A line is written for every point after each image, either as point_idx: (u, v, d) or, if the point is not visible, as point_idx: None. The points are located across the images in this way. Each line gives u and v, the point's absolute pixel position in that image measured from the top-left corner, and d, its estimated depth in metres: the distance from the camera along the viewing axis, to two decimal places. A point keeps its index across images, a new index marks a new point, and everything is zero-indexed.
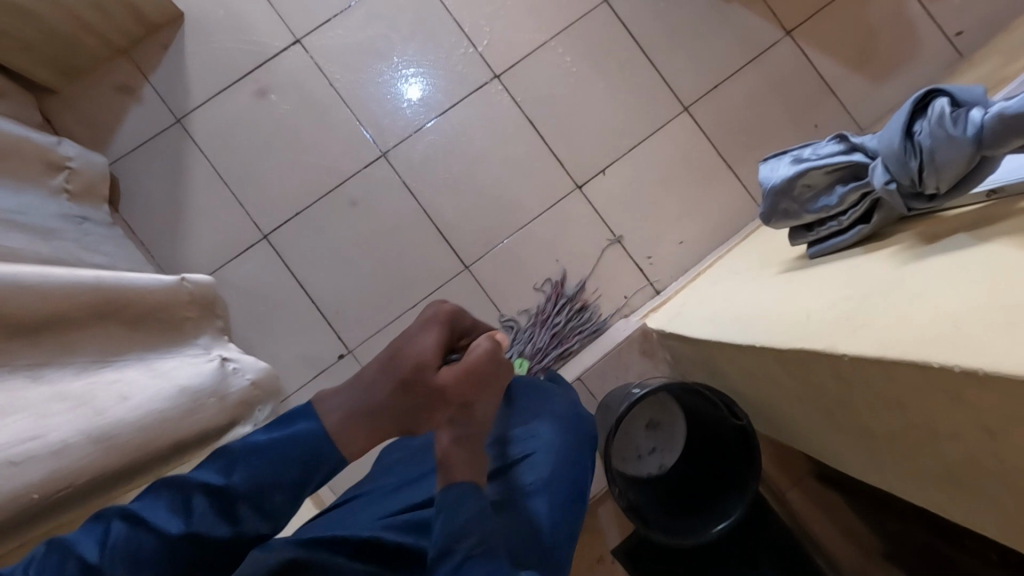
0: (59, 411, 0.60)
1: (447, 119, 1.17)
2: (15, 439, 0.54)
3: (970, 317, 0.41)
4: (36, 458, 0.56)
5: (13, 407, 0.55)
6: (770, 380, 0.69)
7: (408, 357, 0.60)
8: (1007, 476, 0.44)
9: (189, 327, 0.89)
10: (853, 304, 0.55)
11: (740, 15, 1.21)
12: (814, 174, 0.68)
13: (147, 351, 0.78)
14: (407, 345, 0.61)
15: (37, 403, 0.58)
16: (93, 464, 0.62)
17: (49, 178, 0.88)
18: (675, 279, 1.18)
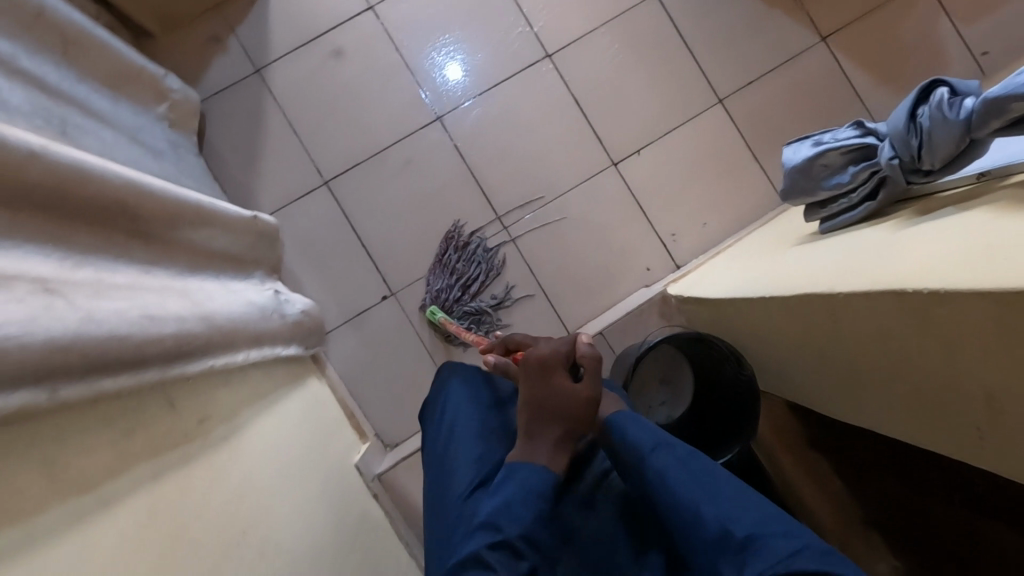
0: (188, 304, 0.66)
1: (500, 91, 1.27)
2: (153, 310, 0.58)
3: (945, 257, 0.50)
4: (170, 328, 0.60)
5: (140, 287, 0.59)
6: (776, 329, 0.79)
7: (558, 407, 0.70)
8: (964, 391, 0.54)
9: (254, 259, 0.99)
10: (856, 258, 0.65)
11: (778, 18, 1.30)
12: (831, 154, 0.78)
13: (227, 271, 0.87)
14: (553, 362, 0.72)
15: (156, 290, 0.62)
16: (210, 347, 0.68)
17: (155, 108, 0.94)
18: (694, 256, 1.28)
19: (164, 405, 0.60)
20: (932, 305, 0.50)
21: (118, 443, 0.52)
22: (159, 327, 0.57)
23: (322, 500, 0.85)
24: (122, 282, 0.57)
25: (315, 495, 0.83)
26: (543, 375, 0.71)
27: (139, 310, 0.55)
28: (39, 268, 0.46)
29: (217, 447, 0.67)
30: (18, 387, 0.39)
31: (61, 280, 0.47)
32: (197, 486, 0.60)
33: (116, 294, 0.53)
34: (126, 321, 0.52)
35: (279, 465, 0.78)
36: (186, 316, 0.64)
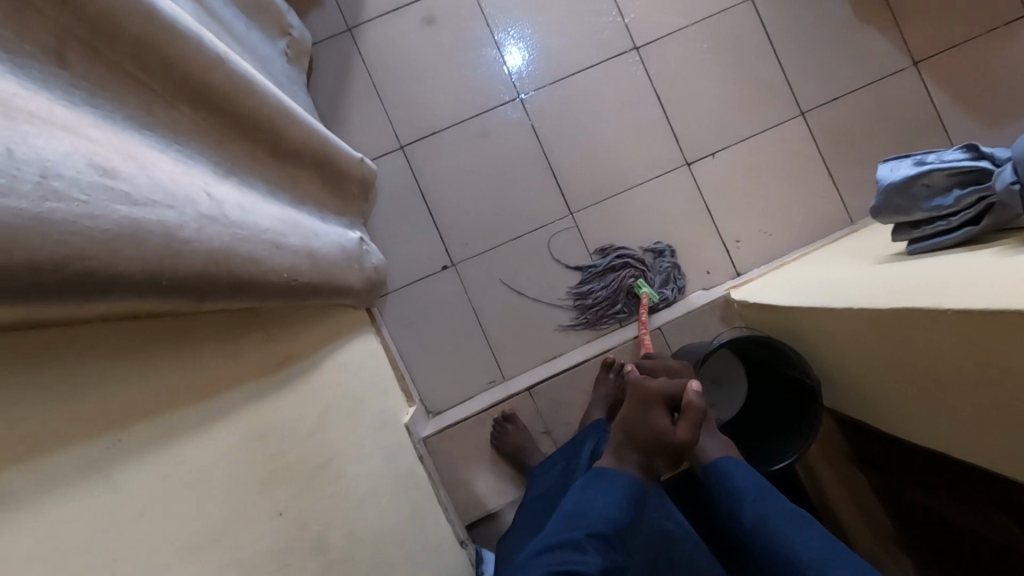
0: (303, 233, 0.67)
1: (583, 78, 1.27)
2: (277, 233, 0.58)
3: None
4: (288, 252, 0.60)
5: (263, 205, 0.59)
6: (854, 342, 0.78)
7: (650, 433, 0.74)
8: None
9: (355, 200, 1.00)
10: (955, 276, 0.64)
11: (872, 37, 1.29)
12: (936, 175, 0.78)
13: (330, 212, 0.88)
14: (658, 396, 0.76)
15: (274, 211, 0.61)
16: (314, 277, 0.68)
17: (276, 41, 0.96)
18: (756, 265, 1.27)
19: (262, 329, 0.63)
20: None
21: (229, 356, 0.54)
22: (285, 248, 0.59)
23: (381, 451, 0.87)
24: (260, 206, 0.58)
25: (376, 445, 0.85)
26: (646, 406, 0.76)
27: (271, 230, 0.56)
28: (195, 176, 0.48)
29: (302, 381, 0.69)
30: (178, 293, 0.40)
31: (212, 190, 0.49)
32: (289, 412, 0.62)
33: (252, 215, 0.53)
34: (264, 237, 0.53)
35: (348, 410, 0.80)
36: (305, 250, 0.65)
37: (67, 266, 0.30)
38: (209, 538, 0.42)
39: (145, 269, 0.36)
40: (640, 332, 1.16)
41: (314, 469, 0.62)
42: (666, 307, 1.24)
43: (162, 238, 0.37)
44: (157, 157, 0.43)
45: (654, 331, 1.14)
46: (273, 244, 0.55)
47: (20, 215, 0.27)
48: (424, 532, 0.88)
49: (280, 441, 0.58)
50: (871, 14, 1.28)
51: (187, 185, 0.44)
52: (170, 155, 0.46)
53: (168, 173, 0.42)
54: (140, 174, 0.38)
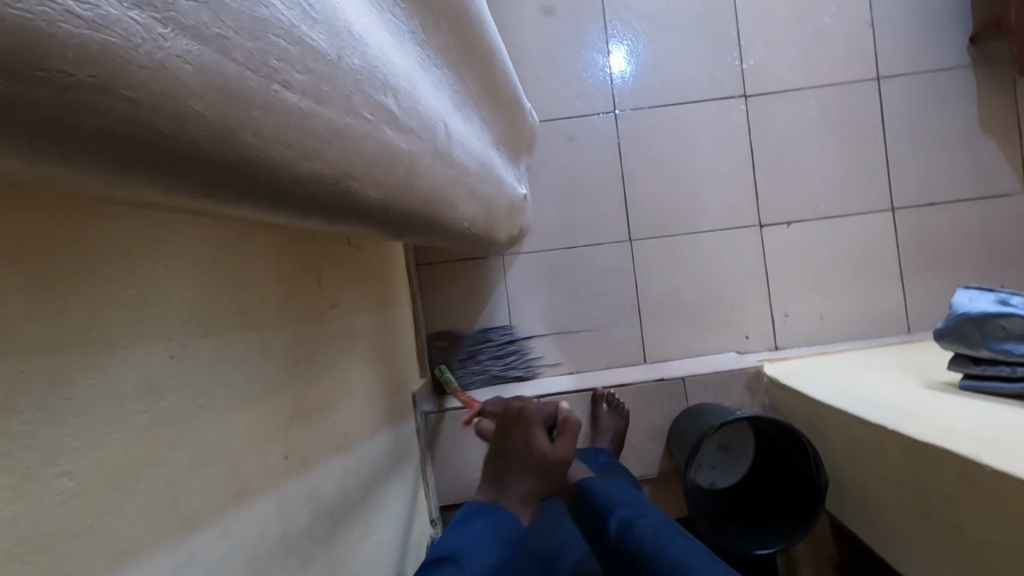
0: (480, 169, 0.64)
1: (683, 109, 1.25)
2: (474, 163, 0.62)
3: None
4: (477, 188, 0.63)
5: (470, 140, 0.62)
6: (878, 459, 0.77)
7: (547, 465, 0.76)
8: None
9: (524, 146, 1.00)
10: (1006, 435, 0.62)
11: (991, 152, 1.22)
12: (1015, 319, 0.74)
13: (502, 152, 0.85)
14: (539, 419, 0.79)
15: (475, 146, 0.64)
16: (487, 213, 0.71)
17: None
18: (797, 344, 1.24)
19: (309, 268, 0.65)
20: None
21: (273, 276, 0.56)
22: (463, 186, 0.57)
23: (385, 412, 0.89)
24: (454, 128, 0.55)
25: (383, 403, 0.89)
26: (523, 430, 0.77)
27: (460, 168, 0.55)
28: (422, 89, 0.46)
29: (332, 326, 0.71)
30: (412, 194, 0.42)
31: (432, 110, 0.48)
32: (312, 371, 0.63)
33: (461, 144, 0.57)
34: (451, 170, 0.52)
35: (365, 363, 0.82)
36: (480, 204, 0.66)
37: (305, 176, 0.28)
38: (213, 443, 0.43)
39: (335, 180, 0.31)
40: (662, 376, 1.11)
41: (315, 409, 0.63)
42: (692, 358, 1.23)
43: (395, 166, 0.38)
44: (403, 64, 0.42)
45: (677, 379, 1.10)
46: (456, 178, 0.54)
47: (266, 109, 0.24)
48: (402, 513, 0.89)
49: (297, 370, 0.59)
50: (997, 127, 1.22)
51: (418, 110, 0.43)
52: (409, 59, 0.46)
53: (407, 89, 0.42)
54: (390, 88, 0.37)
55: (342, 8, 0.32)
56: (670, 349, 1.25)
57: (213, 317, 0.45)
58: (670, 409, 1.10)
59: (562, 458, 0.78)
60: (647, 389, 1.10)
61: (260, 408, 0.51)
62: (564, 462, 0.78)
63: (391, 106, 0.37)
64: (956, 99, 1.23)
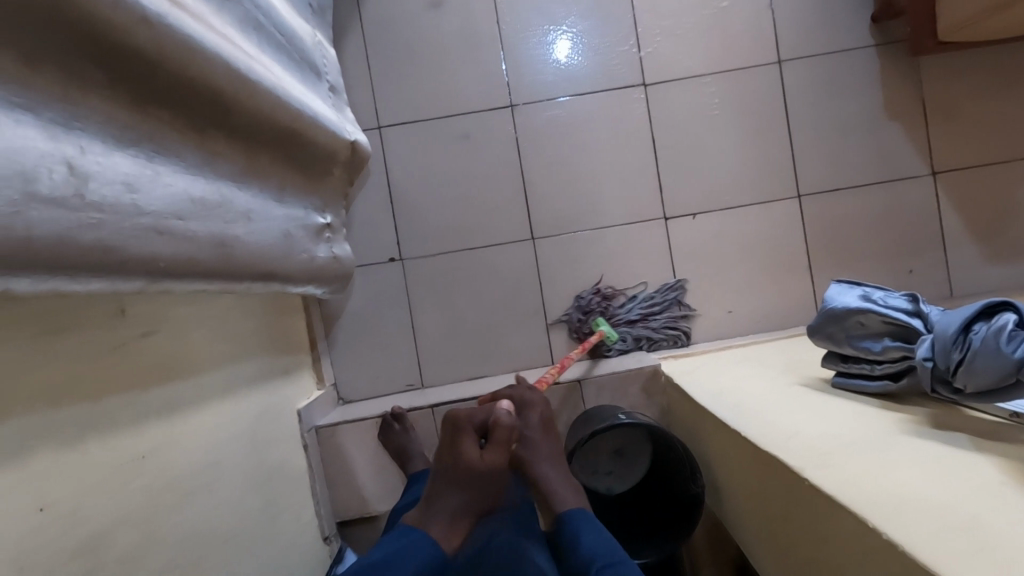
0: (191, 240, 0.50)
1: (581, 101, 1.21)
2: (167, 211, 0.48)
3: (915, 517, 0.45)
4: (178, 236, 0.49)
5: (156, 170, 0.48)
6: (738, 465, 0.74)
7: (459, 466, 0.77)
8: None
9: (332, 173, 0.88)
10: (842, 445, 0.59)
11: (898, 134, 1.19)
12: (872, 316, 0.71)
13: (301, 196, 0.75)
14: (468, 423, 0.80)
15: (171, 182, 0.49)
16: (216, 262, 0.55)
17: None
18: (705, 339, 1.22)
19: (104, 299, 0.60)
20: (885, 550, 0.45)
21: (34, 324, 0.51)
22: (135, 247, 0.44)
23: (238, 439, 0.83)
24: (120, 171, 0.43)
25: (238, 423, 0.84)
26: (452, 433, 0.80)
27: (126, 219, 0.43)
28: (46, 170, 0.36)
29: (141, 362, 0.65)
30: None
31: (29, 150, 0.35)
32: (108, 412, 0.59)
33: (137, 186, 0.45)
34: (98, 237, 0.40)
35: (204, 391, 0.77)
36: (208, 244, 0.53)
37: None
38: None
39: None
40: (559, 379, 1.07)
41: (102, 459, 0.57)
42: (599, 357, 1.20)
43: None
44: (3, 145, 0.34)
45: (572, 382, 1.06)
46: (120, 236, 0.42)
47: None
48: (271, 549, 0.86)
49: (72, 419, 0.54)
50: (901, 109, 1.19)
51: (15, 212, 0.34)
52: (39, 132, 0.37)
53: None
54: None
55: None
56: (577, 349, 1.22)
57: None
58: (567, 413, 1.07)
59: (487, 464, 0.78)
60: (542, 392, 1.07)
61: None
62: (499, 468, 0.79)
63: None
64: (860, 82, 1.19)
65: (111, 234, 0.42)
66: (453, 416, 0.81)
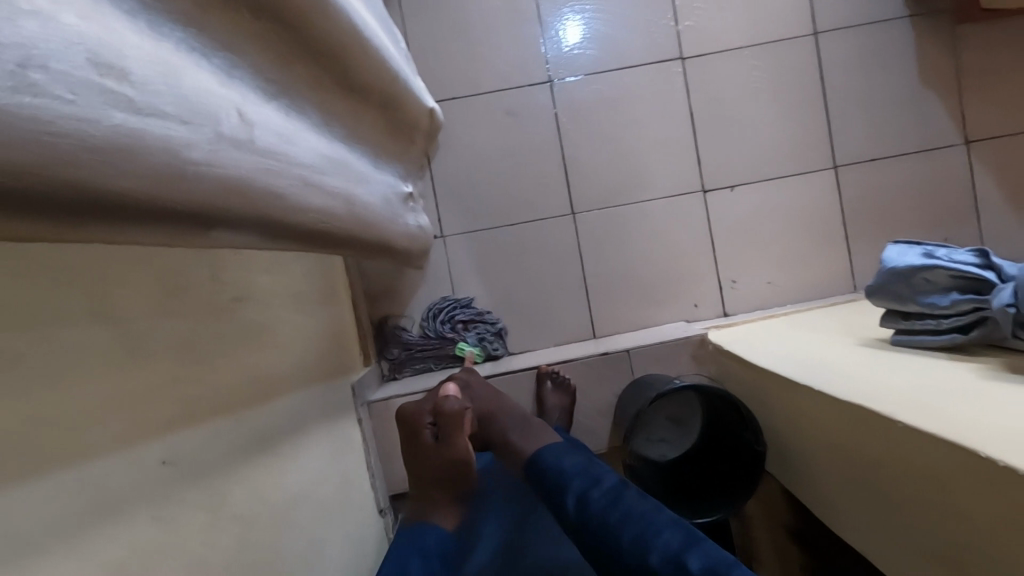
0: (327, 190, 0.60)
1: (620, 75, 1.21)
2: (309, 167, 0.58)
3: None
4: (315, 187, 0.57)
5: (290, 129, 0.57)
6: (812, 420, 0.75)
7: (435, 454, 0.89)
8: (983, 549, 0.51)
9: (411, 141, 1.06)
10: (929, 391, 0.61)
11: (933, 104, 1.21)
12: (940, 272, 0.72)
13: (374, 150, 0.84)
14: (420, 415, 0.92)
15: (301, 141, 0.58)
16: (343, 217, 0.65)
17: None
18: (746, 310, 1.23)
19: (202, 261, 0.61)
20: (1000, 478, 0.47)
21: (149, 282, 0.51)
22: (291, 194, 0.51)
23: (315, 393, 0.87)
24: (264, 121, 0.51)
25: (313, 381, 0.89)
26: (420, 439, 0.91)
27: (277, 162, 0.49)
28: (229, 115, 0.43)
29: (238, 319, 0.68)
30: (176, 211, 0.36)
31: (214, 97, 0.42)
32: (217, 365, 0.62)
33: (284, 139, 0.53)
34: (267, 176, 0.46)
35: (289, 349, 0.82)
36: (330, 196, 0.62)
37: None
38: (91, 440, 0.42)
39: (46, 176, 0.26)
40: (609, 350, 1.09)
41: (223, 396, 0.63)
42: (642, 330, 1.22)
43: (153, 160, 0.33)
44: (197, 87, 0.39)
45: (622, 352, 1.07)
46: (275, 175, 0.48)
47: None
48: (346, 511, 0.89)
49: (203, 359, 0.59)
50: (935, 78, 1.21)
51: (215, 150, 0.39)
52: (211, 80, 0.43)
53: (169, 80, 0.36)
54: (178, 121, 0.35)
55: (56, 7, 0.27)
56: (620, 323, 1.23)
57: (51, 322, 0.40)
58: (617, 382, 1.08)
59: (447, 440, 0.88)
60: (593, 362, 1.08)
61: (151, 404, 0.50)
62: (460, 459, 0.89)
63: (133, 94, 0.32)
64: (895, 52, 1.20)
65: (268, 171, 0.47)
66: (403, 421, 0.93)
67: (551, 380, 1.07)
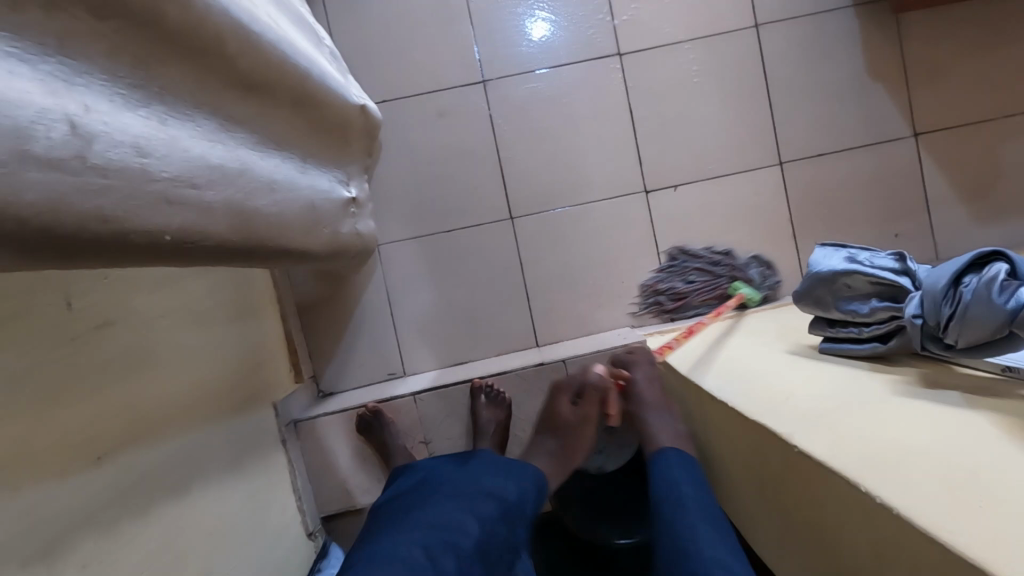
0: (202, 203, 0.55)
1: (556, 73, 1.17)
2: (183, 179, 0.52)
3: (912, 476, 0.44)
4: (184, 201, 0.52)
5: (163, 132, 0.51)
6: (728, 436, 0.72)
7: (556, 420, 0.91)
8: None
9: (351, 143, 1.00)
10: (833, 408, 0.58)
11: (879, 96, 1.17)
12: (859, 277, 0.69)
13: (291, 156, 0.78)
14: (566, 389, 0.94)
15: (182, 149, 0.53)
16: (228, 233, 0.59)
17: None
18: (692, 313, 1.20)
19: (48, 289, 0.56)
20: (881, 513, 0.43)
21: None
22: (134, 215, 0.46)
23: (223, 416, 0.83)
24: (116, 127, 0.45)
25: (225, 404, 0.84)
26: (553, 396, 0.95)
27: (122, 179, 0.45)
28: (43, 126, 0.38)
29: (108, 347, 0.63)
30: None
31: (15, 104, 0.36)
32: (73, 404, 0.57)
33: (152, 149, 0.49)
34: (95, 196, 0.42)
35: (191, 373, 0.77)
36: (212, 211, 0.56)
37: None
38: None
39: None
40: (544, 360, 1.05)
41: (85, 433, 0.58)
42: (586, 337, 1.18)
43: None
44: None
45: (558, 362, 1.03)
46: (113, 197, 0.44)
47: None
48: (259, 539, 0.86)
49: (52, 395, 0.55)
50: (881, 69, 1.17)
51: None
52: (35, 87, 0.39)
53: None
54: None
55: None
56: (562, 329, 1.19)
57: None
58: None
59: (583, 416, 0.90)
60: (528, 374, 1.04)
61: None
62: (586, 420, 0.91)
63: None
64: (840, 43, 1.17)
65: (102, 191, 0.43)
66: (561, 389, 0.95)
67: (485, 394, 1.03)
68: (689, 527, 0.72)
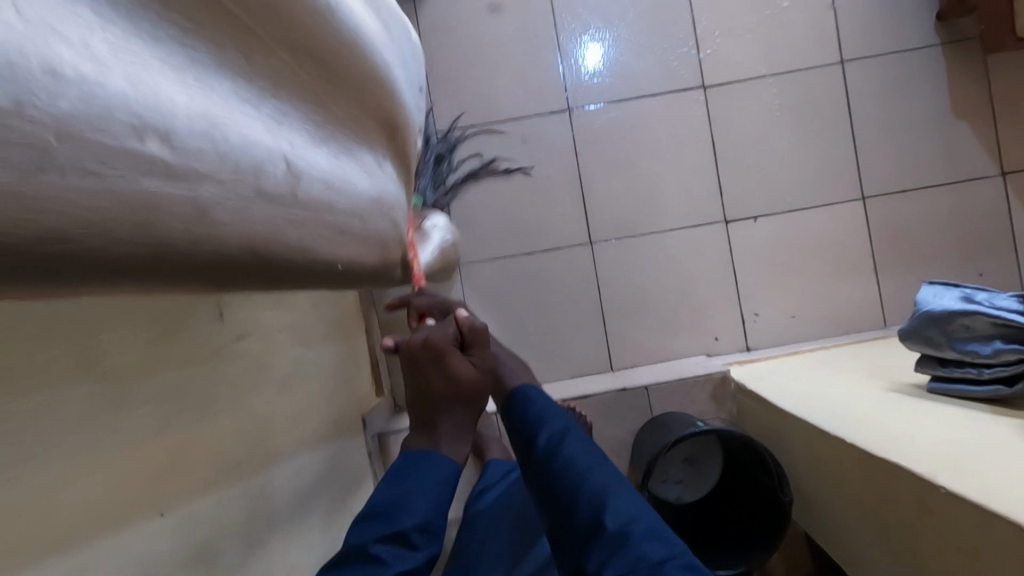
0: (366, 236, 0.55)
1: (639, 103, 1.20)
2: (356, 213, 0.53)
3: None
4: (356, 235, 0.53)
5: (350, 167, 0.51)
6: (839, 472, 0.72)
7: (452, 383, 0.66)
8: None
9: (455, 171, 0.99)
10: (968, 451, 0.57)
11: (965, 134, 1.17)
12: (980, 318, 0.68)
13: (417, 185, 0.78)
14: (445, 344, 0.68)
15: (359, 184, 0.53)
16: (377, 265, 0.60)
17: None
18: (769, 345, 1.19)
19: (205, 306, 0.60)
20: None
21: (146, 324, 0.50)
22: (326, 248, 0.46)
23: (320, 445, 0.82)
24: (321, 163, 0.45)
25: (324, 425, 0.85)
26: (433, 363, 0.66)
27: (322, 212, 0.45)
28: (275, 166, 0.38)
29: (240, 362, 0.66)
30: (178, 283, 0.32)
31: (258, 146, 0.37)
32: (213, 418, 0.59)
33: (341, 184, 0.49)
34: (303, 228, 0.42)
35: (295, 392, 0.79)
36: (371, 246, 0.56)
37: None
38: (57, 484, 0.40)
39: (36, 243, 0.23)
40: (626, 386, 1.05)
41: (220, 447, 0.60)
42: (661, 363, 1.18)
43: (163, 221, 0.29)
44: (243, 138, 0.35)
45: (640, 389, 1.04)
46: (315, 230, 0.44)
47: None
48: None
49: (198, 408, 0.57)
50: (968, 107, 1.17)
51: (248, 210, 0.35)
52: (268, 128, 0.38)
53: (197, 129, 0.31)
54: (205, 183, 0.31)
55: (59, 40, 0.23)
56: (637, 355, 1.20)
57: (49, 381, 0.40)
58: (633, 420, 1.04)
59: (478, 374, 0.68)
60: (609, 398, 1.04)
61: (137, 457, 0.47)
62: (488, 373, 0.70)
63: (155, 151, 0.28)
64: (926, 81, 1.17)
65: (308, 227, 0.43)
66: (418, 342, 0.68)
67: None
68: (601, 493, 0.59)
